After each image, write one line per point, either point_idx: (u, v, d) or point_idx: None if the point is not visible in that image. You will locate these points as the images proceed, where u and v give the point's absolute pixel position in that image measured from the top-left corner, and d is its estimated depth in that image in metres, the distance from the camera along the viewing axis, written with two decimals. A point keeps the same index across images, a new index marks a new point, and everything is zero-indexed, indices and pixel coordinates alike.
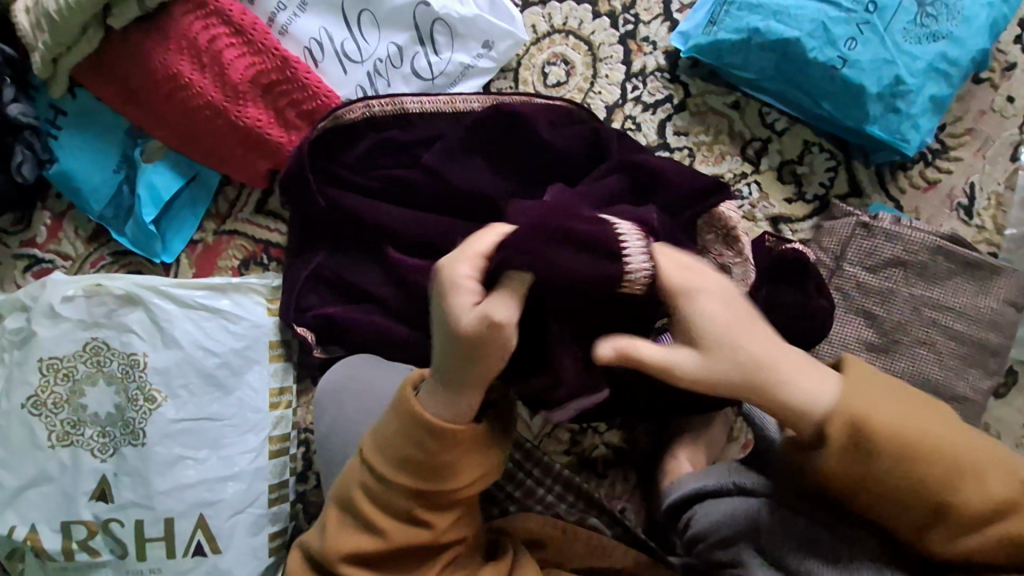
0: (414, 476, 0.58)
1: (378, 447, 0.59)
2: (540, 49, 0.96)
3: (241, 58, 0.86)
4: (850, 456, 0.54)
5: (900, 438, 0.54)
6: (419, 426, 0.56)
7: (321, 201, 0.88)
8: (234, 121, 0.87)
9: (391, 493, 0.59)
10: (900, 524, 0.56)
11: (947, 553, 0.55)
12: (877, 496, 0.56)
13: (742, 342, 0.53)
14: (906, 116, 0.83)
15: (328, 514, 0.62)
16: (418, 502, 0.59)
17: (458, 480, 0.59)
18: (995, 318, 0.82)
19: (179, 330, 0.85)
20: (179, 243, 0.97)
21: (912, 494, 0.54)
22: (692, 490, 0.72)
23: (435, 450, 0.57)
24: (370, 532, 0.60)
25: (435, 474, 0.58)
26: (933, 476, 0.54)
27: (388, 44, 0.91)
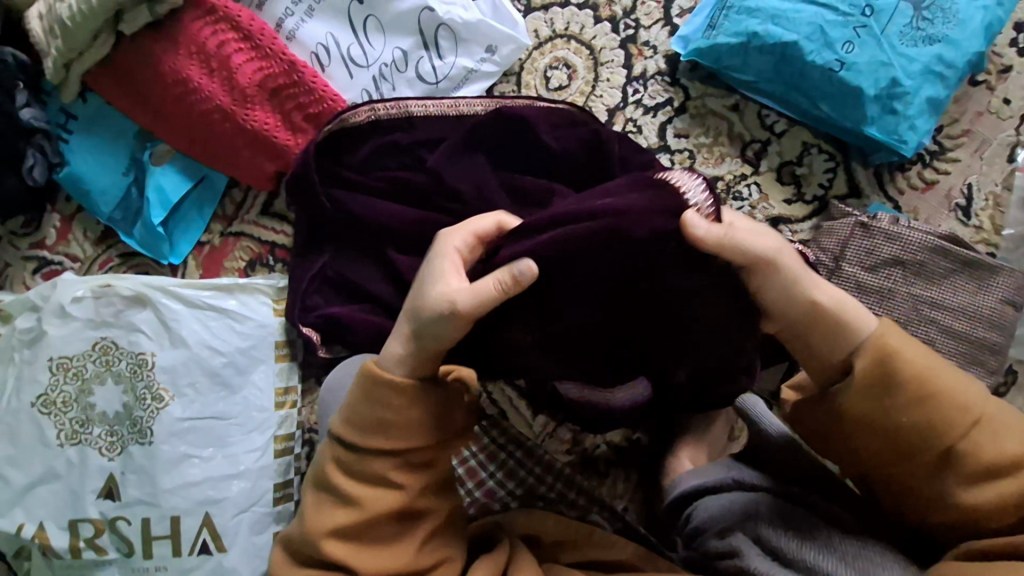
0: (382, 433, 0.61)
1: (345, 415, 0.63)
2: (541, 53, 0.98)
3: (249, 63, 0.87)
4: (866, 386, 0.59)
5: (922, 378, 0.58)
6: (380, 385, 0.61)
7: (325, 202, 0.90)
8: (242, 124, 0.88)
9: (364, 457, 0.62)
10: (911, 469, 0.58)
11: (963, 503, 0.56)
12: (886, 438, 0.59)
13: (795, 265, 0.62)
14: (903, 118, 0.84)
15: (307, 497, 0.64)
16: (388, 462, 0.62)
17: (426, 435, 0.62)
18: (995, 316, 0.83)
19: (185, 329, 0.86)
20: (187, 245, 0.98)
21: (928, 434, 0.57)
22: (691, 486, 0.72)
23: (399, 406, 0.61)
24: (351, 504, 0.61)
25: (404, 431, 0.61)
26: (951, 419, 0.57)
27: (393, 49, 0.92)
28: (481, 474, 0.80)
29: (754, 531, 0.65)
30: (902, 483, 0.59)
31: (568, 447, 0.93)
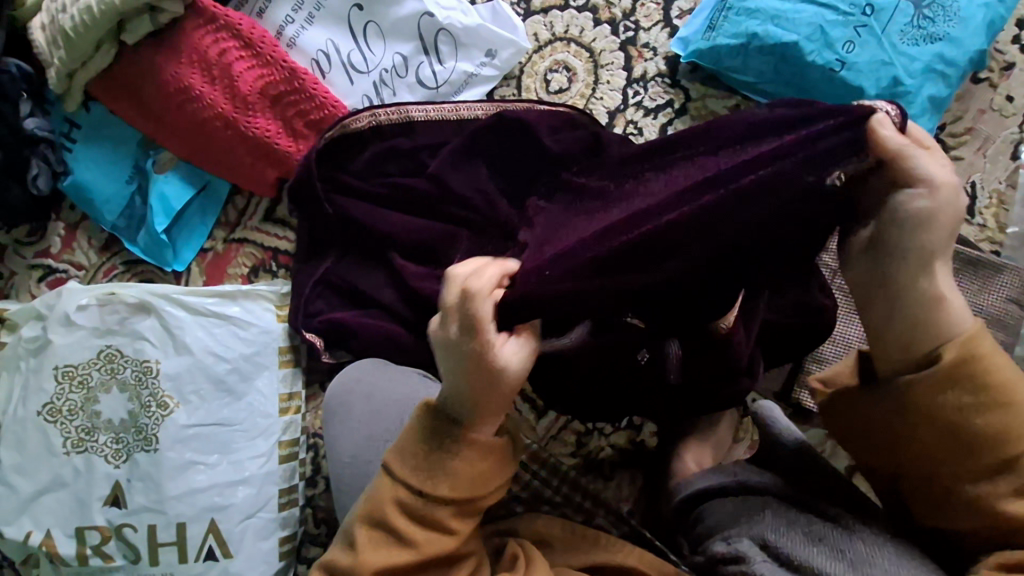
0: (446, 482, 0.57)
1: (405, 455, 0.58)
2: (541, 57, 0.98)
3: (250, 70, 0.87)
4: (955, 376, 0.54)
5: (1008, 387, 0.54)
6: (450, 433, 0.57)
7: (328, 208, 0.90)
8: (244, 131, 0.88)
9: (427, 503, 0.57)
10: (954, 469, 0.55)
11: (997, 510, 0.53)
12: (956, 437, 0.54)
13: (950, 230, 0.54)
14: (905, 116, 0.84)
15: (356, 525, 0.59)
16: (448, 510, 0.57)
17: (488, 489, 0.58)
18: (1000, 315, 0.82)
19: (189, 336, 0.86)
20: (190, 252, 0.99)
21: (984, 442, 0.53)
22: (698, 489, 0.73)
23: (461, 457, 0.56)
24: (405, 549, 0.57)
25: (467, 485, 0.57)
26: (1012, 429, 0.53)
27: (393, 55, 0.92)
28: None
29: (758, 535, 0.62)
30: (953, 487, 0.55)
31: (571, 449, 0.93)
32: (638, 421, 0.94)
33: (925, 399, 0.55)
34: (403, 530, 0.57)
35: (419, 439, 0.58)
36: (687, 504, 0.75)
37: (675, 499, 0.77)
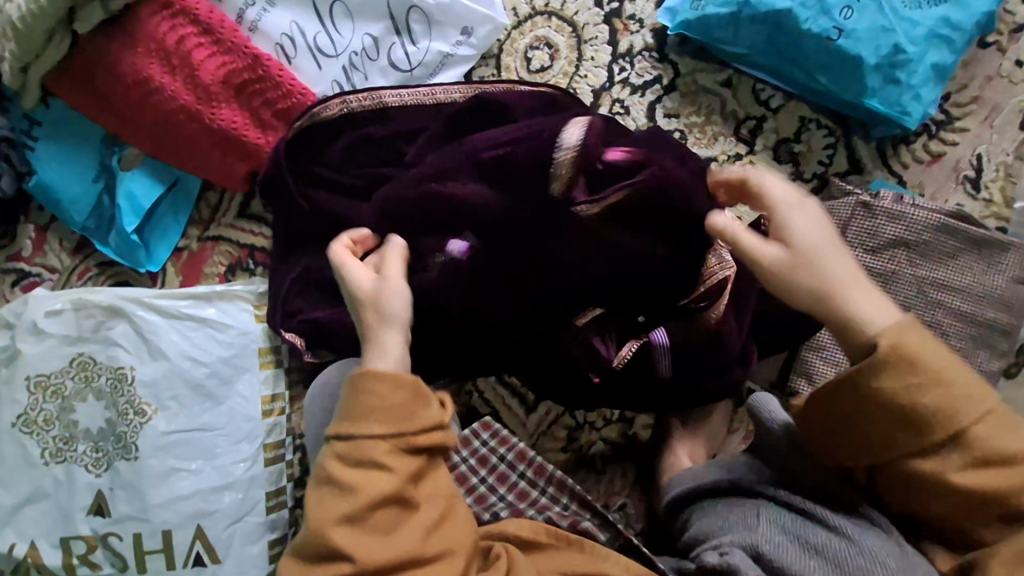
0: (373, 421, 0.61)
1: (340, 414, 0.63)
2: (521, 33, 0.92)
3: (211, 58, 0.82)
4: (895, 389, 0.55)
5: (942, 367, 0.55)
6: (364, 377, 0.63)
7: (301, 202, 0.86)
8: (210, 124, 0.83)
9: (357, 442, 0.61)
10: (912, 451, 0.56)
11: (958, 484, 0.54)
12: (917, 438, 0.55)
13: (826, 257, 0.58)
14: (907, 87, 0.79)
15: (309, 495, 0.62)
16: (380, 449, 0.60)
17: (419, 423, 0.62)
18: (1005, 297, 0.79)
19: (164, 341, 0.84)
20: (164, 251, 0.95)
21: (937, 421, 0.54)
22: (688, 488, 0.71)
23: (386, 396, 0.62)
24: (346, 498, 0.60)
25: (397, 420, 0.61)
26: (960, 406, 0.54)
27: (362, 36, 0.86)
28: (472, 480, 0.78)
29: (753, 547, 0.60)
30: (909, 469, 0.56)
31: (563, 444, 0.93)
32: (629, 414, 0.93)
33: (869, 413, 0.56)
34: (343, 481, 0.60)
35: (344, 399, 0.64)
36: (678, 505, 0.72)
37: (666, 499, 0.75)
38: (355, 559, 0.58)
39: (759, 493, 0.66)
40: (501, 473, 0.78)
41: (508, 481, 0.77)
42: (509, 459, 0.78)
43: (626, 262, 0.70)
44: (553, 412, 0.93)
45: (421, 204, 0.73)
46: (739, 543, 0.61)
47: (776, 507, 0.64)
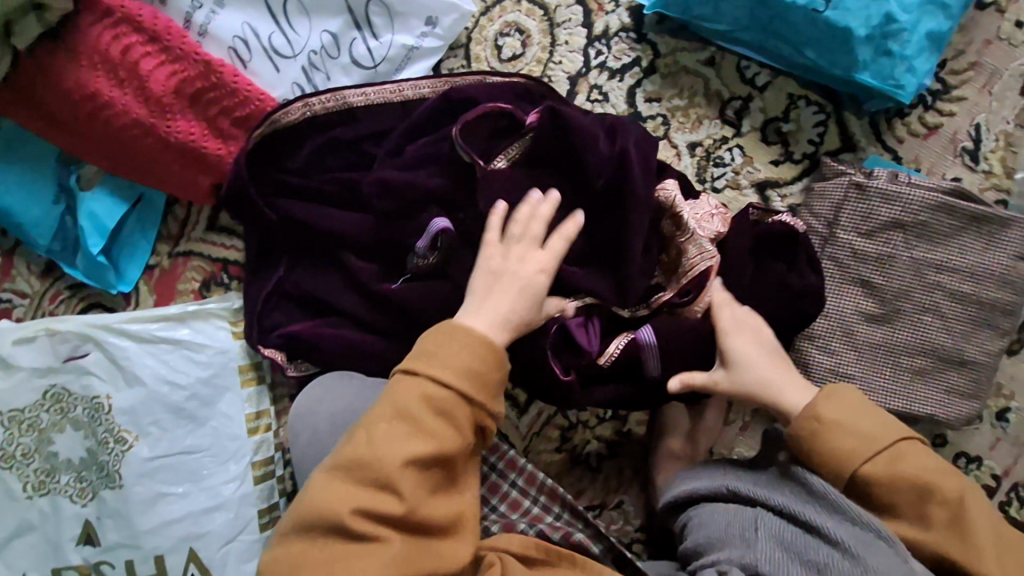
0: (452, 373, 0.62)
1: (418, 354, 0.64)
2: (490, 20, 0.87)
3: (160, 68, 0.77)
4: (836, 418, 0.61)
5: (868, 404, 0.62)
6: (467, 335, 0.64)
7: (270, 214, 0.82)
8: (165, 137, 0.79)
9: (442, 393, 0.62)
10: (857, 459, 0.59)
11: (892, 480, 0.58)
12: (867, 450, 0.59)
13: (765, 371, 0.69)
14: (900, 59, 0.74)
15: (376, 415, 0.62)
16: (454, 406, 0.62)
17: (488, 396, 0.64)
18: (1008, 275, 0.76)
19: (139, 367, 0.82)
20: (135, 270, 0.92)
21: (871, 434, 0.60)
22: (687, 491, 0.69)
23: (466, 353, 0.63)
24: (421, 439, 0.60)
25: (471, 380, 0.63)
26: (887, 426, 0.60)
27: (321, 34, 0.81)
28: None
29: (747, 562, 0.57)
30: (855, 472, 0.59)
31: (556, 444, 0.90)
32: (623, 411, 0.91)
33: (821, 439, 0.61)
34: (408, 418, 0.61)
35: (437, 343, 0.64)
36: (676, 505, 0.71)
37: (663, 497, 0.74)
38: (397, 495, 0.59)
39: (757, 501, 0.63)
40: (493, 482, 0.76)
41: (501, 490, 0.75)
42: (500, 468, 0.76)
43: (598, 244, 0.74)
44: (545, 413, 0.90)
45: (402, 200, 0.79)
46: (736, 561, 0.58)
47: (776, 518, 0.60)
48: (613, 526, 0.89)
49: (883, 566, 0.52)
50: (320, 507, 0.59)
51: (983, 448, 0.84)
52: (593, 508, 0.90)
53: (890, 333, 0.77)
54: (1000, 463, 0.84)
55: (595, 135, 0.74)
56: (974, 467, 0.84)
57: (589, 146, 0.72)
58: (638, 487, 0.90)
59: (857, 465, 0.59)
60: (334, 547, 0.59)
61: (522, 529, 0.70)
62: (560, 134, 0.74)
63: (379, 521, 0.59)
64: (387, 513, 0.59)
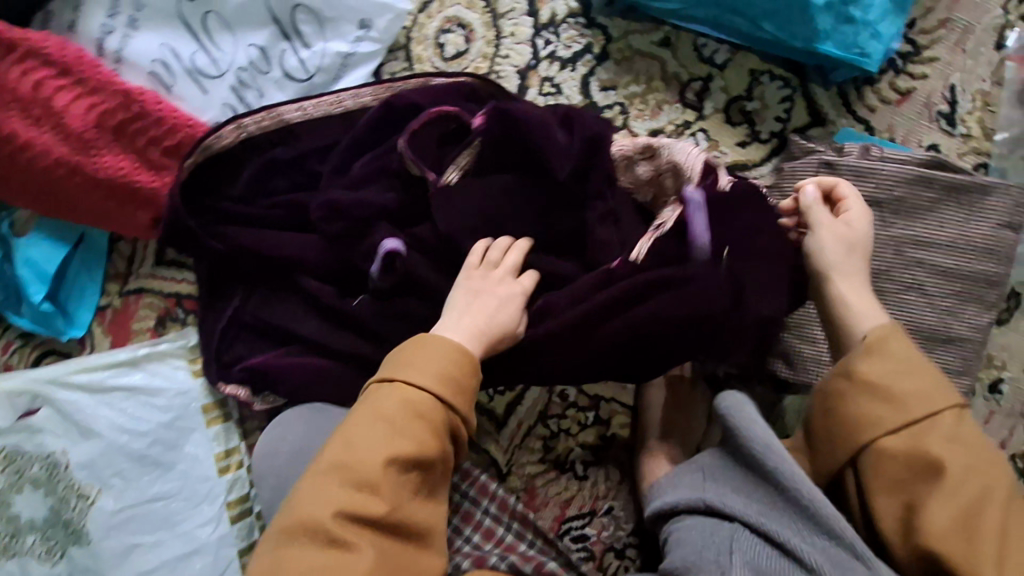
0: (431, 379, 0.59)
1: (397, 362, 0.60)
2: (428, 17, 0.82)
3: (77, 102, 0.72)
4: (876, 378, 0.54)
5: (911, 367, 0.54)
6: (442, 341, 0.61)
7: (217, 244, 0.77)
8: (92, 176, 0.74)
9: (421, 397, 0.58)
10: (876, 424, 0.53)
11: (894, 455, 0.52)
12: (895, 419, 0.53)
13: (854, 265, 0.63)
14: (862, 26, 0.70)
15: (352, 421, 0.58)
16: (436, 411, 0.58)
17: (469, 402, 0.61)
18: (992, 246, 0.72)
19: (95, 418, 0.78)
20: (87, 313, 0.87)
21: (897, 399, 0.53)
22: (666, 505, 0.66)
23: (445, 358, 0.60)
24: (401, 441, 0.56)
25: (451, 386, 0.59)
26: (919, 398, 0.53)
27: (247, 48, 0.76)
28: None
29: None
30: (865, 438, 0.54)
31: (540, 454, 0.87)
32: (605, 414, 0.88)
33: (845, 399, 0.56)
34: (389, 421, 0.57)
35: (411, 351, 0.61)
36: (662, 515, 0.68)
37: (651, 505, 0.70)
38: (379, 496, 0.55)
39: (733, 516, 0.59)
40: (465, 510, 0.75)
41: (474, 519, 0.75)
42: (472, 494, 0.76)
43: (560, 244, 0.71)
44: (525, 424, 0.87)
45: (349, 219, 0.74)
46: None
47: (751, 537, 0.57)
48: (604, 533, 0.86)
49: None
50: (302, 507, 0.54)
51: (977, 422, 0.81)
52: (582, 516, 0.86)
53: None
54: (995, 436, 0.81)
55: (552, 130, 0.69)
56: None
57: (547, 142, 0.68)
58: (628, 492, 0.87)
59: (875, 434, 0.53)
60: (312, 558, 0.52)
61: (493, 564, 0.67)
62: (512, 132, 0.70)
63: (358, 523, 0.54)
64: (368, 514, 0.54)
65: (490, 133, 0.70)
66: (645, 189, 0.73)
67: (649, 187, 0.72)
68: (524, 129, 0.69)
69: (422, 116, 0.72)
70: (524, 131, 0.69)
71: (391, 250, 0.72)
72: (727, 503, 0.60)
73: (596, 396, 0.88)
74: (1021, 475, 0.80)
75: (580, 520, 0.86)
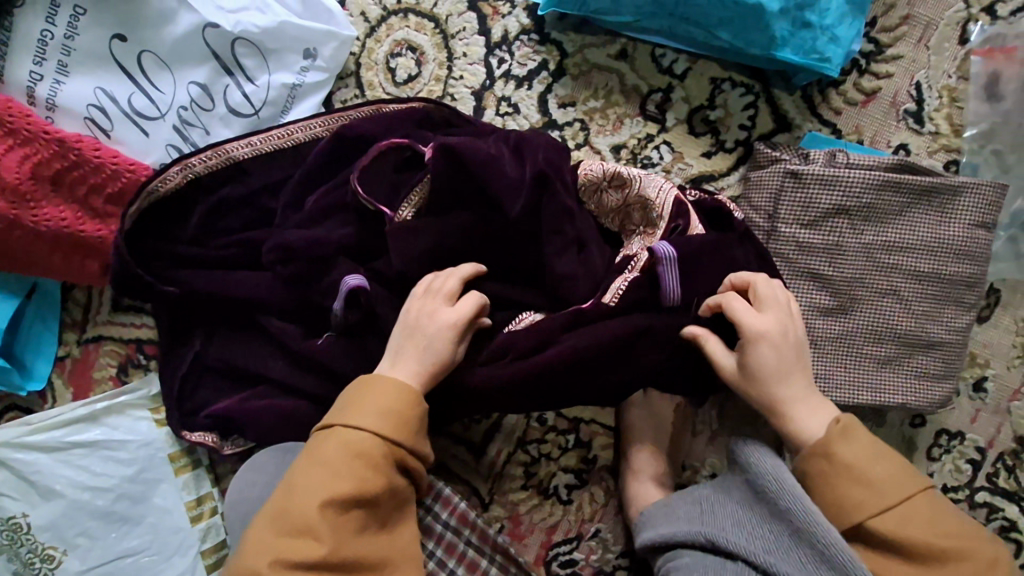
0: (370, 417, 0.57)
1: (338, 406, 0.59)
2: (377, 41, 0.79)
3: (8, 153, 0.68)
4: (851, 461, 0.55)
5: (877, 449, 0.56)
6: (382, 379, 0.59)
7: (169, 289, 0.74)
8: (33, 229, 0.71)
9: (362, 437, 0.56)
10: (860, 508, 0.54)
11: (879, 532, 0.54)
12: (875, 503, 0.54)
13: (782, 376, 0.59)
14: (819, 30, 0.67)
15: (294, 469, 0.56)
16: (382, 453, 0.56)
17: (417, 439, 0.59)
18: (968, 246, 0.70)
19: (55, 477, 0.76)
20: (45, 365, 0.85)
21: (875, 480, 0.55)
22: (662, 536, 0.66)
23: (392, 396, 0.58)
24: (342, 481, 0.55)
25: (398, 425, 0.57)
26: (892, 479, 0.55)
27: (187, 87, 0.73)
28: None
29: None
30: (853, 521, 0.55)
31: (522, 482, 0.85)
32: (586, 436, 0.85)
33: (831, 481, 0.56)
34: (329, 466, 0.55)
35: (353, 393, 0.59)
36: (656, 548, 0.67)
37: (641, 535, 0.69)
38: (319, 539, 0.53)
39: (738, 555, 0.60)
40: (448, 542, 0.71)
41: (457, 551, 0.71)
42: (453, 525, 0.71)
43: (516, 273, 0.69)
44: (504, 451, 0.85)
45: (305, 257, 0.71)
46: None
47: None
48: (593, 556, 0.83)
49: None
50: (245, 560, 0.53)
51: (963, 422, 0.80)
52: (569, 541, 0.84)
53: (849, 326, 0.71)
54: (983, 434, 0.79)
55: (500, 159, 0.67)
56: (956, 443, 0.80)
57: (497, 172, 0.65)
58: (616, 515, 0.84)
59: (863, 517, 0.54)
60: None
61: None
62: (465, 165, 0.66)
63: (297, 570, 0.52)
64: (306, 559, 0.52)
65: (439, 170, 0.66)
66: (610, 216, 0.72)
67: (615, 215, 0.71)
68: (474, 164, 0.66)
69: (372, 150, 0.70)
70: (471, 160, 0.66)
71: (354, 286, 0.68)
72: (727, 537, 0.61)
73: (575, 419, 0.85)
74: (1009, 472, 0.79)
75: (566, 546, 0.84)
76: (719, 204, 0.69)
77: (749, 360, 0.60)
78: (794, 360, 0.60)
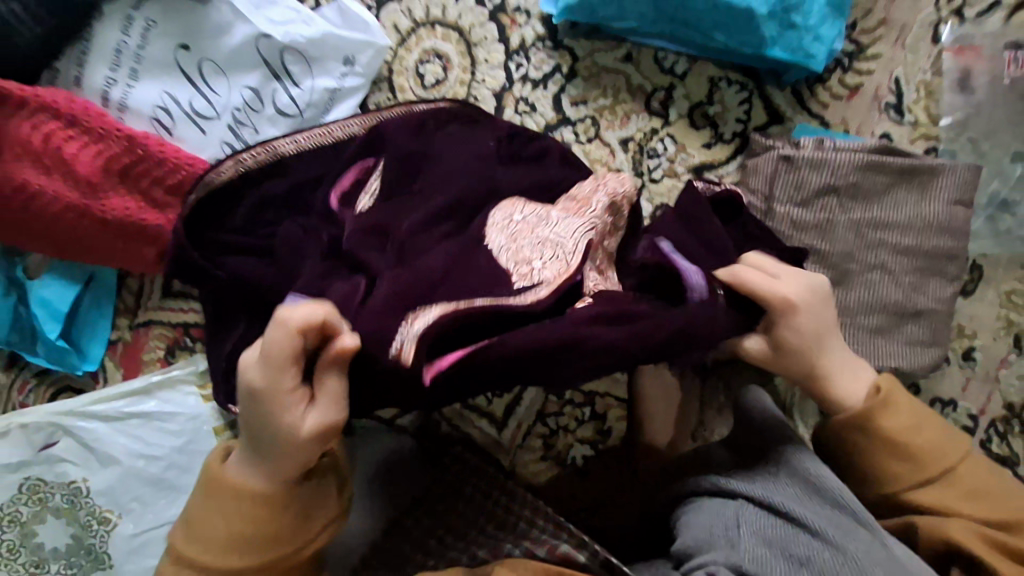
0: (230, 526, 0.61)
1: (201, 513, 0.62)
2: (407, 50, 0.88)
3: (84, 149, 0.77)
4: (897, 435, 0.62)
5: (919, 423, 0.63)
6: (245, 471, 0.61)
7: (218, 273, 0.79)
8: (101, 217, 0.78)
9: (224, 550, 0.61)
10: (901, 480, 0.62)
11: (920, 501, 0.61)
12: (914, 475, 0.62)
13: (820, 343, 0.65)
14: (804, 30, 0.76)
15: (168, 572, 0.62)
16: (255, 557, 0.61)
17: (302, 531, 0.63)
18: (947, 221, 0.76)
19: (112, 446, 0.82)
20: (98, 348, 0.90)
21: (919, 454, 0.62)
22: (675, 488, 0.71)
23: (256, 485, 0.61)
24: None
25: (274, 509, 0.61)
26: (932, 450, 0.62)
27: (240, 90, 0.81)
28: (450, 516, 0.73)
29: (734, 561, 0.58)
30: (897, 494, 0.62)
31: (541, 453, 0.90)
32: (602, 409, 0.90)
33: (871, 453, 0.63)
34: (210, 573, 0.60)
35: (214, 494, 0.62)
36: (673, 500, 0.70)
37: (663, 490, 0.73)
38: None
39: (738, 493, 0.65)
40: None
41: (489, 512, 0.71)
42: None
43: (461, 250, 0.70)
44: (524, 423, 0.90)
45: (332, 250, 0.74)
46: (723, 562, 0.58)
47: (756, 509, 0.63)
48: None
49: (859, 547, 0.57)
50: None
51: (955, 391, 0.85)
52: None
53: (842, 296, 0.77)
54: (975, 403, 0.85)
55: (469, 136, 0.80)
56: (950, 411, 0.85)
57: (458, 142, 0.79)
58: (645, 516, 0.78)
59: (902, 488, 0.62)
60: None
61: (507, 552, 0.64)
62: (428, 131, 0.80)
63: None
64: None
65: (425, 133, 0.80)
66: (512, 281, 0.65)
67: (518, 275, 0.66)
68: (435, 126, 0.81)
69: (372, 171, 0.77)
70: (444, 157, 0.78)
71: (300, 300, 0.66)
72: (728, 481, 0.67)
73: (591, 392, 0.90)
74: (1000, 438, 0.84)
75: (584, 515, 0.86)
76: (730, 195, 0.74)
77: (786, 332, 0.64)
78: (828, 326, 0.65)
